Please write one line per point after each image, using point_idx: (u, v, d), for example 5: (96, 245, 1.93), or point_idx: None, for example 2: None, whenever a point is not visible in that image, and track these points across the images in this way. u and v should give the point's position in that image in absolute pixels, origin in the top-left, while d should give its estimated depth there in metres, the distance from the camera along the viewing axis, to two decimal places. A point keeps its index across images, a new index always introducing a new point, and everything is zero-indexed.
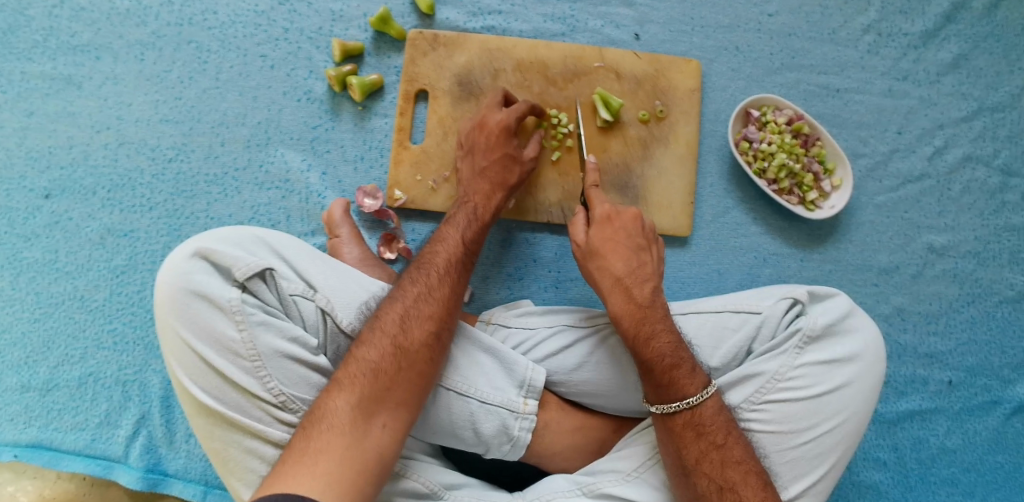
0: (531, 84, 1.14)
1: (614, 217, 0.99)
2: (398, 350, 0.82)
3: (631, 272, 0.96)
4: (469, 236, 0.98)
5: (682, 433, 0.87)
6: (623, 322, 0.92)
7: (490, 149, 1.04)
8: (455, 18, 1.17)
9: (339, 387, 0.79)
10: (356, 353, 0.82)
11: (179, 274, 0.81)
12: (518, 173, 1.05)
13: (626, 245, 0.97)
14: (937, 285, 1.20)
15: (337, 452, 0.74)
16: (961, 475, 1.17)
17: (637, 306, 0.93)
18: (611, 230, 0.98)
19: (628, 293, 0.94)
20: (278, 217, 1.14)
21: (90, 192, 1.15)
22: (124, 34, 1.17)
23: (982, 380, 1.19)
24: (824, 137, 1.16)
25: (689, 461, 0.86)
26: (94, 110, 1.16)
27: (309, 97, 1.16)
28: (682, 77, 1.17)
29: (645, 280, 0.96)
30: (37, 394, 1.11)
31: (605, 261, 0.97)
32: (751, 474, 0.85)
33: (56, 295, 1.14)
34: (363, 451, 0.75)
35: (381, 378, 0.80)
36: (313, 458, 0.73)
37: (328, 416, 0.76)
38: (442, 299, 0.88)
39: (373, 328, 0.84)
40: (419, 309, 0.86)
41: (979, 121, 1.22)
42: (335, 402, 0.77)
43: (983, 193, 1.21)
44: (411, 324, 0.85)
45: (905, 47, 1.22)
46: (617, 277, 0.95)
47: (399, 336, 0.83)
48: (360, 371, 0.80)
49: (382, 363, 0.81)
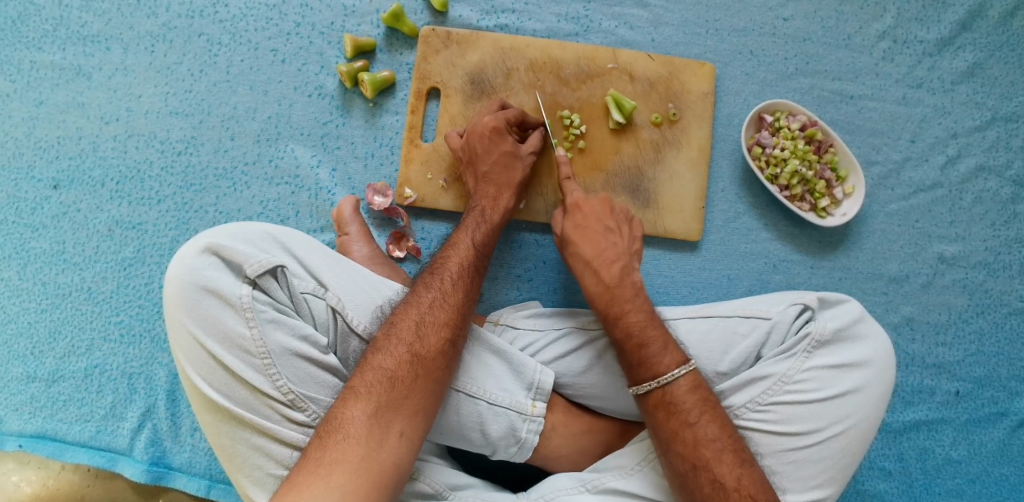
0: (543, 84, 1.14)
1: (582, 204, 1.01)
2: (415, 358, 0.81)
3: (599, 254, 0.98)
4: (479, 240, 0.97)
5: (656, 413, 0.87)
6: (596, 301, 0.95)
7: (489, 149, 1.04)
8: (469, 16, 1.16)
9: (355, 396, 0.78)
10: (372, 360, 0.81)
11: (188, 269, 0.80)
12: (522, 170, 1.05)
13: (595, 230, 0.99)
14: (947, 295, 1.19)
15: (352, 463, 0.74)
16: (966, 486, 1.17)
17: (604, 286, 0.95)
18: (580, 218, 1.01)
19: (597, 274, 0.96)
20: (287, 213, 1.14)
21: (97, 184, 1.14)
22: (135, 25, 1.16)
23: (989, 392, 1.18)
24: (836, 144, 1.15)
25: (661, 437, 0.87)
26: (103, 101, 1.15)
27: (320, 92, 1.15)
28: (696, 81, 1.16)
29: (613, 262, 0.97)
30: (42, 385, 1.11)
31: (574, 247, 0.99)
32: (726, 452, 0.84)
33: (63, 286, 1.13)
34: (378, 463, 0.75)
35: (397, 387, 0.79)
36: (327, 469, 0.73)
37: (344, 426, 0.76)
38: (455, 308, 0.87)
39: (390, 334, 0.83)
40: (434, 314, 0.85)
41: (993, 131, 1.21)
42: (351, 411, 0.77)
43: (995, 203, 1.21)
44: (426, 331, 0.84)
45: (920, 55, 1.22)
46: (586, 259, 0.97)
47: (416, 344, 0.82)
48: (376, 379, 0.79)
49: (398, 370, 0.80)
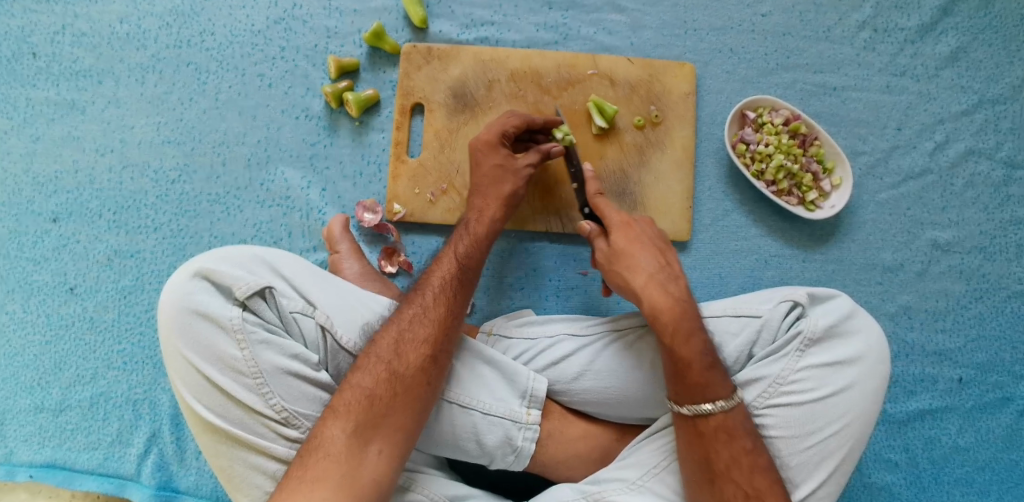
0: (525, 94, 1.15)
1: (633, 225, 0.98)
2: (393, 376, 0.82)
3: (662, 268, 0.94)
4: (463, 254, 0.96)
5: (710, 438, 0.86)
6: (663, 316, 0.89)
7: (487, 156, 1.05)
8: (449, 31, 1.18)
9: (334, 415, 0.80)
10: (351, 379, 0.82)
11: (179, 294, 0.82)
12: (511, 185, 1.03)
13: (652, 246, 0.96)
14: (944, 281, 1.19)
15: (334, 481, 0.75)
16: (975, 474, 1.15)
17: (677, 302, 0.91)
18: (633, 234, 0.97)
19: (665, 288, 0.92)
20: (280, 234, 1.15)
21: (95, 215, 1.17)
22: (125, 57, 1.19)
23: (993, 377, 1.17)
24: (821, 136, 1.16)
25: (709, 465, 0.85)
26: (98, 134, 1.18)
27: (307, 114, 1.17)
28: (677, 82, 1.17)
29: (675, 277, 0.94)
30: (49, 415, 1.13)
31: (633, 262, 0.95)
32: (775, 483, 0.84)
33: (66, 317, 1.15)
34: (359, 479, 0.76)
35: (376, 405, 0.80)
36: (310, 487, 0.74)
37: (324, 445, 0.77)
38: (436, 323, 0.87)
39: (370, 353, 0.84)
40: (413, 332, 0.86)
41: (981, 115, 1.21)
42: (331, 429, 0.79)
43: (987, 187, 1.20)
44: (405, 348, 0.85)
45: (901, 43, 1.22)
46: (651, 273, 0.93)
47: (394, 362, 0.83)
48: (355, 398, 0.80)
49: (376, 389, 0.81)
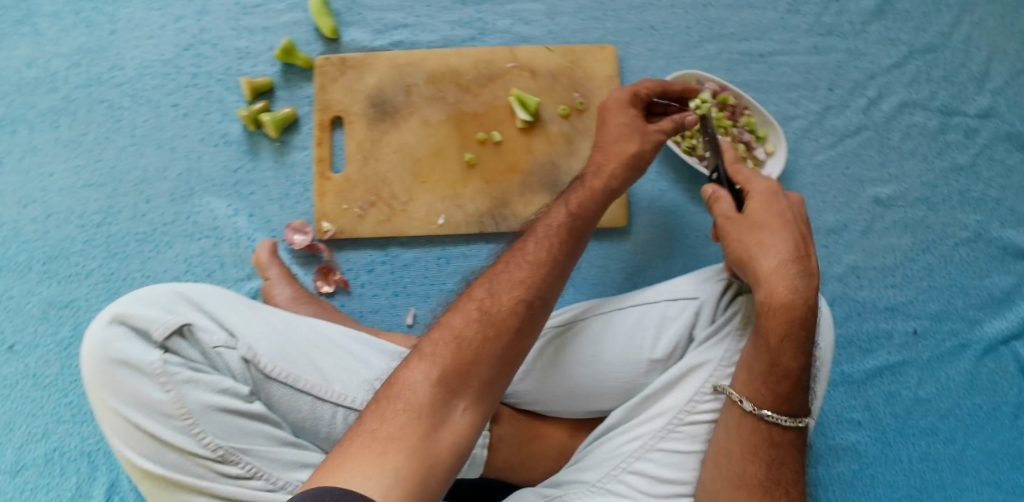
0: (445, 95, 1.13)
1: (756, 214, 0.86)
2: (486, 318, 0.73)
3: (799, 259, 0.83)
4: (575, 207, 0.87)
5: (784, 449, 0.82)
6: (776, 315, 0.81)
7: (611, 113, 0.96)
8: (361, 38, 1.16)
9: (420, 358, 0.70)
10: (443, 321, 0.74)
11: (96, 344, 0.79)
12: (637, 143, 0.93)
13: (789, 235, 0.85)
14: (889, 237, 1.18)
15: (410, 441, 0.64)
16: (940, 423, 1.14)
17: (802, 303, 0.81)
18: (761, 220, 0.86)
19: (794, 283, 0.82)
20: (212, 266, 1.11)
21: (25, 267, 1.13)
22: (37, 102, 1.17)
23: (948, 325, 1.16)
24: (750, 106, 1.15)
25: (771, 473, 0.81)
26: (18, 185, 1.15)
27: (226, 140, 1.15)
28: (599, 66, 1.15)
29: (808, 274, 0.83)
30: (7, 477, 1.07)
31: (762, 248, 0.84)
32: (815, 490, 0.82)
33: (9, 376, 1.11)
34: (438, 441, 0.65)
35: (464, 350, 0.70)
36: (381, 445, 0.63)
37: (405, 393, 0.67)
38: (536, 271, 0.78)
39: (462, 298, 0.76)
40: (512, 275, 0.77)
41: (912, 65, 1.21)
42: (412, 375, 0.68)
43: (925, 137, 1.20)
44: (499, 291, 0.75)
45: (826, 2, 1.22)
46: (783, 259, 0.83)
47: (488, 302, 0.74)
48: (441, 339, 0.71)
49: (465, 331, 0.71)
